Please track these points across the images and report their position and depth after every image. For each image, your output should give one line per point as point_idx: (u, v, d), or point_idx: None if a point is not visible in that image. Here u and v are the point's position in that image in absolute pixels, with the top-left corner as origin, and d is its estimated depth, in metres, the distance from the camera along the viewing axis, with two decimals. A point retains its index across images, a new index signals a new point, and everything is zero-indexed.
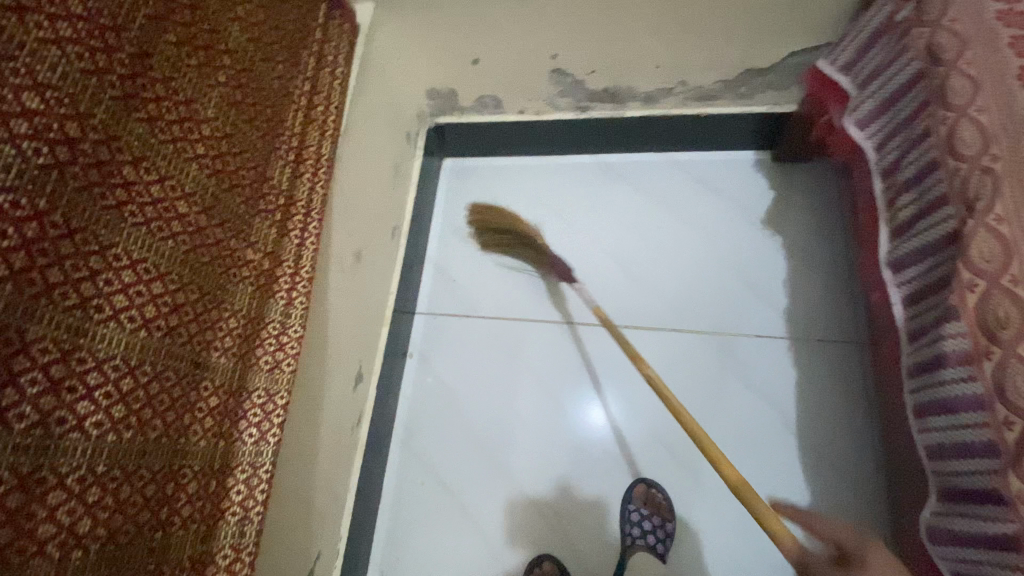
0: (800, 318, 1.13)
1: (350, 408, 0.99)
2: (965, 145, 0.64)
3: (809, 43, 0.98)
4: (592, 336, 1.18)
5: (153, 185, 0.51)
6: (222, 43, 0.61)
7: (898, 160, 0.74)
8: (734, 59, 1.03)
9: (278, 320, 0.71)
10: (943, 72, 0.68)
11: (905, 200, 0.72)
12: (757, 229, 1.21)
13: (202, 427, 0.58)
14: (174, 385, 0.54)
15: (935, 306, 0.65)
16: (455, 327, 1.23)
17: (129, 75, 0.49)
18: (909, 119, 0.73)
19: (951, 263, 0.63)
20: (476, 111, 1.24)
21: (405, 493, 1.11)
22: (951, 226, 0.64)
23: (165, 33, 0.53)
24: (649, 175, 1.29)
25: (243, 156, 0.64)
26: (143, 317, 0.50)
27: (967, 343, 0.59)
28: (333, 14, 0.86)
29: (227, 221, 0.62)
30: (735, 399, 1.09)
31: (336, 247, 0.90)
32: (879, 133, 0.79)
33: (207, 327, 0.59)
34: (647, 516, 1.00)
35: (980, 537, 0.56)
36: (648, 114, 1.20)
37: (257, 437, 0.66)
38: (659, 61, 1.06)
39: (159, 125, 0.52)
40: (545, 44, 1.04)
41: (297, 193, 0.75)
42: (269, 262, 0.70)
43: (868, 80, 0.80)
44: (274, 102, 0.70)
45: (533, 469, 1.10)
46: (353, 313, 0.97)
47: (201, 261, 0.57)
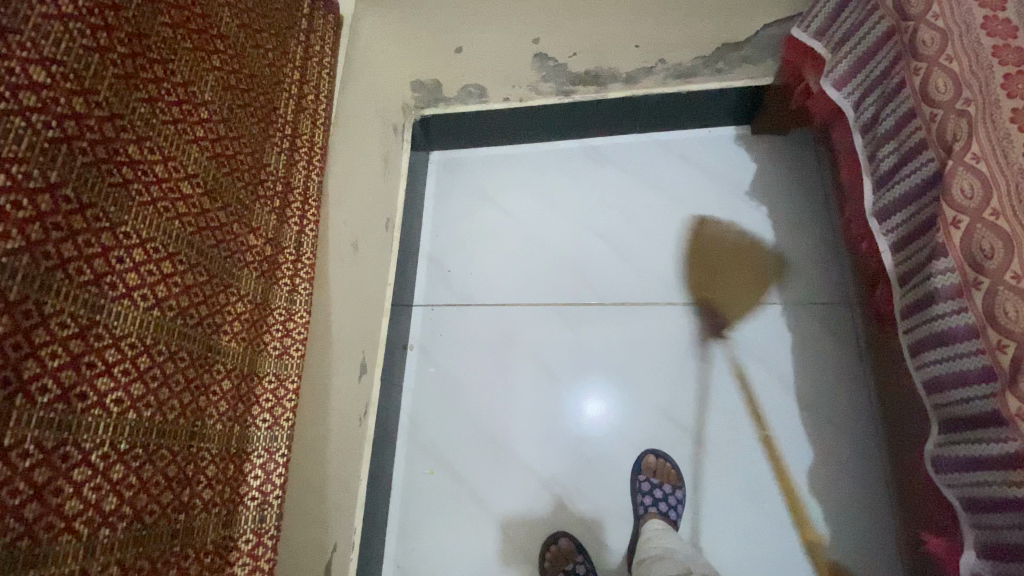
0: (790, 284, 1.16)
1: (357, 399, 0.99)
2: (939, 92, 0.67)
3: (781, 14, 1.01)
4: (590, 316, 1.19)
5: (157, 165, 0.51)
6: (215, 28, 0.61)
7: (876, 114, 0.78)
8: (710, 35, 1.06)
9: (283, 307, 0.71)
10: (913, 27, 0.71)
11: (886, 151, 0.75)
12: (742, 201, 1.24)
13: (217, 410, 0.58)
14: (189, 366, 0.54)
15: (922, 247, 0.67)
16: (454, 317, 1.23)
17: (129, 54, 0.49)
18: (885, 74, 0.76)
19: (933, 204, 0.66)
20: (461, 102, 1.25)
21: (415, 484, 1.11)
22: (931, 169, 0.67)
23: (160, 15, 0.53)
24: (634, 156, 1.31)
25: (240, 141, 0.65)
26: (155, 296, 0.50)
27: (955, 277, 0.62)
28: (318, 5, 0.87)
29: (229, 205, 0.62)
30: (733, 365, 1.12)
31: (335, 237, 0.90)
32: (856, 91, 0.82)
33: (216, 310, 0.59)
34: (657, 485, 1.02)
35: (982, 459, 0.58)
36: (630, 95, 1.22)
37: (271, 423, 0.66)
38: (637, 41, 1.08)
39: (160, 106, 0.52)
40: (526, 28, 1.06)
41: (293, 180, 0.75)
42: (271, 248, 0.70)
43: (841, 42, 0.83)
44: (265, 88, 0.71)
45: (541, 450, 1.11)
46: (355, 303, 0.97)
47: (207, 244, 0.58)
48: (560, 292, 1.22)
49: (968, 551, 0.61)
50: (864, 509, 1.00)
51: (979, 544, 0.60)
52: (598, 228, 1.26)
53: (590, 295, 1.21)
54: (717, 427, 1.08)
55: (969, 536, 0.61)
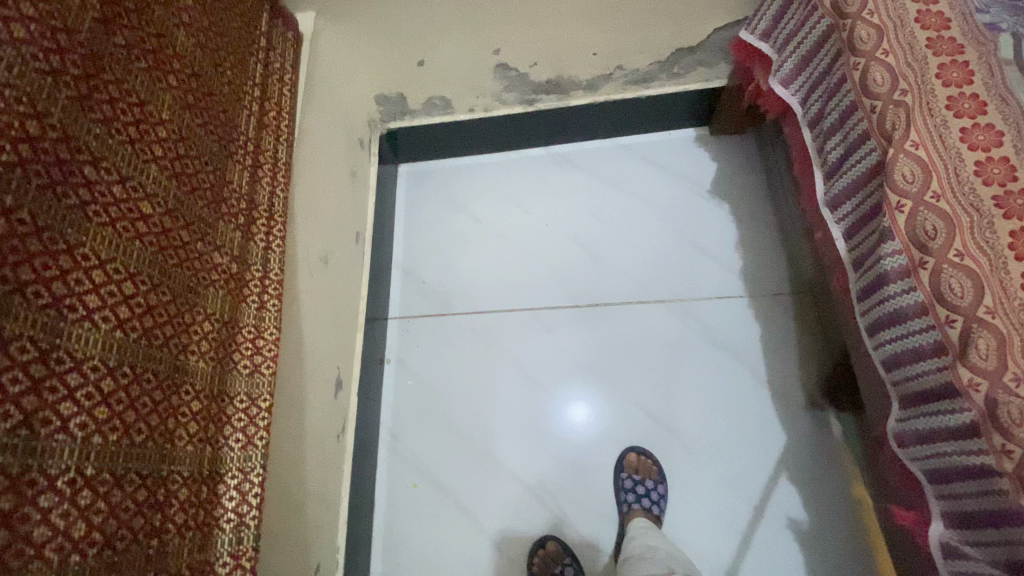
0: (756, 277, 1.19)
1: (335, 416, 0.98)
2: (877, 84, 0.71)
3: (729, 18, 1.06)
4: (565, 319, 1.21)
5: (115, 185, 0.51)
6: (170, 48, 0.61)
7: (821, 109, 0.81)
8: (665, 40, 1.10)
9: (252, 324, 0.70)
10: (850, 24, 0.75)
11: (833, 143, 0.79)
12: (706, 199, 1.28)
13: (187, 432, 0.57)
14: (156, 388, 0.53)
15: (872, 232, 0.71)
16: (430, 327, 1.23)
17: (83, 76, 0.49)
18: (827, 70, 0.80)
19: (879, 190, 0.69)
20: (427, 114, 1.27)
21: (399, 498, 1.10)
22: (874, 158, 0.71)
23: (113, 36, 0.53)
24: (599, 160, 1.34)
25: (201, 160, 0.64)
26: (117, 317, 0.49)
27: (903, 259, 0.65)
28: (276, 23, 0.88)
29: (192, 224, 0.61)
30: (704, 358, 1.14)
31: (304, 252, 0.89)
32: (802, 88, 0.86)
33: (182, 330, 0.58)
34: (639, 481, 1.03)
35: (941, 431, 0.61)
36: (592, 101, 1.25)
37: (244, 442, 0.65)
38: (595, 49, 1.11)
39: (116, 126, 0.52)
40: (486, 40, 1.07)
41: (257, 197, 0.75)
42: (237, 266, 0.69)
43: (786, 41, 0.88)
44: (225, 106, 0.71)
45: (524, 455, 1.11)
46: (329, 317, 0.97)
47: (170, 263, 0.57)
48: (534, 297, 1.24)
49: (935, 521, 0.64)
50: (839, 492, 1.02)
51: (946, 513, 0.62)
52: (568, 231, 1.28)
53: (565, 298, 1.23)
54: (692, 419, 1.10)
55: (935, 506, 0.64)
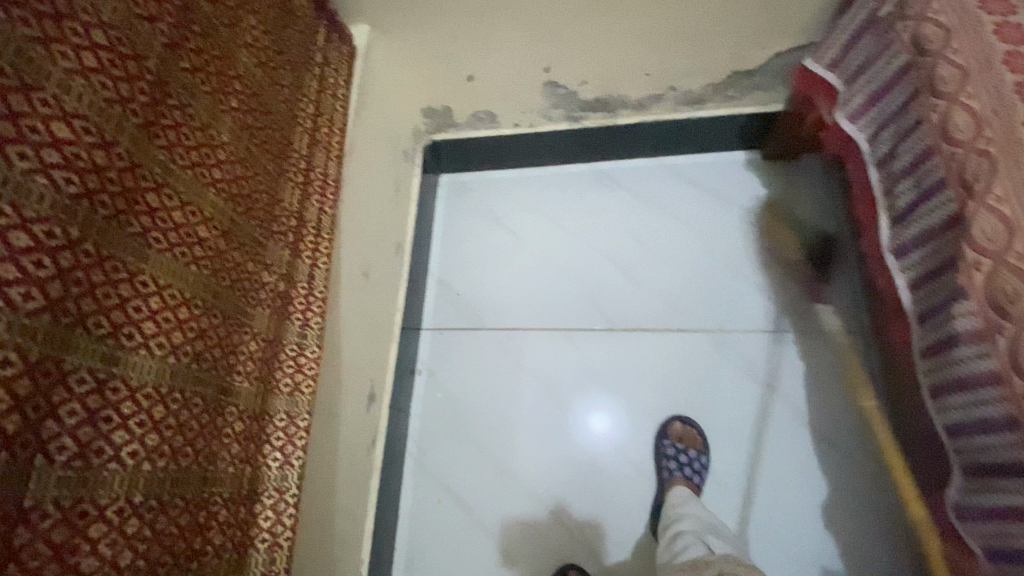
0: (802, 311, 1.15)
1: (367, 429, 0.98)
2: (958, 130, 0.66)
3: (793, 43, 1.01)
4: (599, 340, 1.19)
5: (175, 211, 0.51)
6: (232, 68, 0.61)
7: (892, 150, 0.77)
8: (722, 62, 1.06)
9: (294, 342, 0.71)
10: (931, 62, 0.71)
11: (903, 187, 0.74)
12: (753, 227, 1.24)
13: (229, 453, 0.57)
14: (203, 412, 0.53)
15: (943, 287, 0.67)
16: (462, 341, 1.23)
17: (150, 102, 0.49)
18: (901, 109, 0.75)
19: (953, 244, 0.65)
20: (471, 126, 1.25)
21: (422, 513, 1.10)
22: (951, 209, 0.66)
23: (181, 60, 0.53)
24: (641, 179, 1.31)
25: (255, 180, 0.65)
26: (170, 344, 0.49)
27: (978, 321, 0.61)
28: (332, 37, 0.87)
29: (244, 244, 0.62)
30: (742, 391, 1.11)
31: (347, 265, 0.89)
32: (871, 125, 0.81)
33: (230, 351, 0.58)
34: (682, 450, 1.05)
35: (1010, 510, 0.57)
36: (640, 120, 1.22)
37: (281, 462, 0.66)
38: (648, 69, 1.08)
39: (178, 151, 0.52)
40: (538, 57, 1.06)
41: (306, 214, 0.76)
42: (284, 284, 0.70)
43: (856, 74, 0.84)
44: (281, 124, 0.72)
45: (549, 477, 1.10)
46: (367, 329, 0.97)
47: (221, 285, 0.57)
48: (569, 317, 1.22)
49: None
50: (876, 543, 0.98)
51: None
52: (607, 251, 1.26)
53: (600, 319, 1.21)
54: (725, 455, 1.07)
55: None
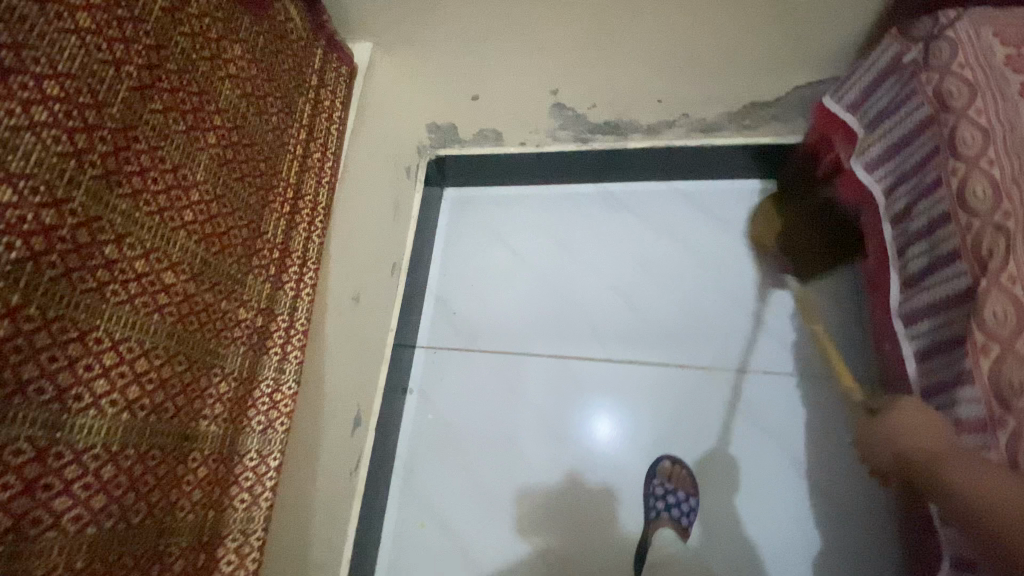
0: (807, 354, 1.11)
1: (351, 454, 0.97)
2: (977, 198, 0.62)
3: (815, 77, 0.96)
4: (595, 369, 1.17)
5: (138, 260, 0.50)
6: (213, 103, 0.60)
7: (907, 207, 0.72)
8: (738, 93, 1.01)
9: (271, 378, 0.70)
10: (953, 120, 0.67)
11: (915, 250, 0.70)
12: (765, 261, 1.19)
13: (190, 500, 0.58)
14: (161, 462, 0.54)
15: (949, 366, 0.62)
16: (457, 362, 1.21)
17: (111, 151, 0.48)
18: (919, 166, 0.71)
19: (963, 321, 0.61)
20: (476, 143, 1.23)
21: (405, 537, 1.09)
22: (962, 283, 0.62)
23: (150, 102, 0.52)
24: (651, 204, 1.27)
25: (234, 216, 0.64)
26: (125, 399, 0.49)
27: (981, 410, 0.57)
28: (330, 57, 0.85)
29: (217, 284, 0.61)
30: (739, 435, 1.07)
31: (336, 292, 0.88)
32: (889, 177, 0.76)
33: (195, 397, 0.58)
34: (671, 490, 1.02)
35: None
36: (651, 144, 1.18)
37: (248, 503, 0.66)
38: (660, 96, 1.04)
39: (144, 198, 0.51)
40: (545, 80, 1.02)
41: (291, 244, 0.75)
42: (263, 319, 0.69)
43: (877, 121, 0.79)
44: (267, 155, 0.70)
45: (534, 509, 1.08)
46: (354, 354, 0.96)
47: (188, 330, 0.57)
48: (566, 344, 1.20)
49: None
50: None
51: None
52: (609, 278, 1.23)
53: (598, 348, 1.18)
54: (716, 499, 1.04)
55: None
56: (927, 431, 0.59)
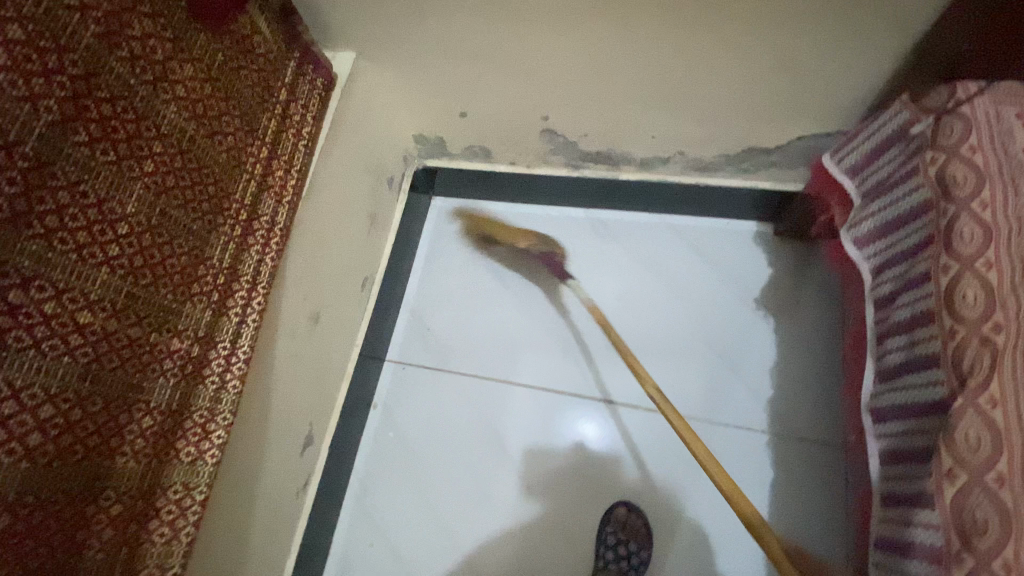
0: (783, 412, 1.07)
1: (299, 473, 0.96)
2: (967, 304, 0.57)
3: (819, 130, 0.91)
4: (563, 404, 1.14)
5: (48, 302, 0.48)
6: (154, 128, 0.57)
7: (891, 294, 0.68)
8: (737, 137, 0.96)
9: (205, 408, 0.67)
10: (953, 211, 0.61)
11: (894, 343, 0.65)
12: (751, 309, 1.14)
13: (100, 539, 0.56)
14: (65, 507, 0.51)
15: (910, 479, 0.59)
16: (425, 380, 1.19)
17: (22, 192, 0.45)
18: (910, 252, 0.66)
19: (933, 435, 0.57)
20: (466, 158, 1.19)
21: (352, 554, 1.08)
22: (937, 393, 0.57)
23: (75, 133, 0.49)
24: (640, 236, 1.22)
25: (173, 244, 0.61)
26: (25, 448, 0.47)
27: (938, 539, 0.54)
28: (305, 69, 0.81)
29: (146, 317, 0.58)
30: (700, 488, 1.04)
31: (290, 313, 0.85)
32: (877, 256, 0.72)
33: (113, 434, 0.56)
34: (623, 541, 0.99)
35: None
36: (645, 177, 1.13)
37: (169, 536, 0.64)
38: (654, 132, 0.99)
39: (60, 237, 0.48)
40: (536, 106, 0.97)
41: (240, 267, 0.72)
42: (200, 348, 0.66)
43: (873, 193, 0.74)
44: (218, 177, 0.66)
45: (485, 540, 1.06)
46: (310, 373, 0.94)
47: (106, 368, 0.54)
48: (536, 373, 1.16)
49: None
50: None
51: None
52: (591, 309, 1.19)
53: (567, 383, 1.15)
54: (667, 552, 1.01)
55: None
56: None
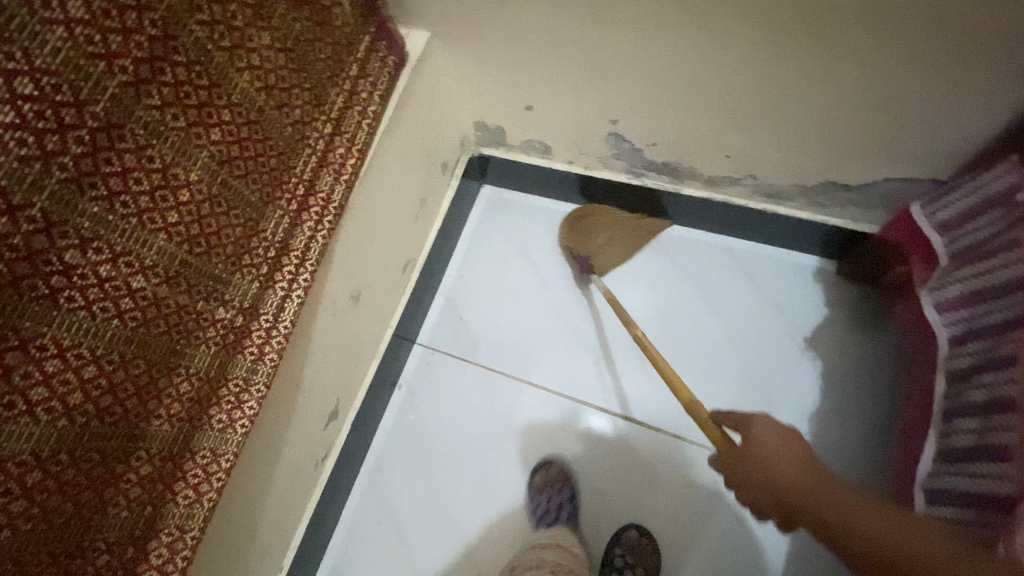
0: None
1: (320, 445, 0.97)
2: None
3: (910, 174, 0.84)
4: (588, 414, 1.11)
5: (104, 265, 0.48)
6: (224, 97, 0.56)
7: (969, 369, 0.64)
8: (818, 169, 0.90)
9: (242, 377, 0.68)
10: None
11: (966, 424, 0.62)
12: (799, 348, 1.09)
13: (127, 496, 0.57)
14: (97, 464, 0.52)
15: None
16: (452, 370, 1.18)
17: (88, 153, 0.44)
18: (1001, 332, 0.61)
19: (991, 531, 0.53)
20: (523, 152, 1.15)
21: (360, 529, 1.09)
22: (1004, 488, 0.54)
23: (147, 97, 0.48)
24: (693, 254, 1.17)
25: (231, 215, 0.60)
26: (65, 406, 0.47)
27: None
28: (378, 46, 0.79)
29: (197, 286, 0.58)
30: (717, 523, 1.02)
31: (332, 290, 0.84)
32: (961, 325, 0.68)
33: (150, 397, 0.56)
34: (631, 565, 0.98)
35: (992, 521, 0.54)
36: (709, 196, 1.07)
37: (191, 498, 0.64)
38: (728, 151, 0.94)
39: (123, 200, 0.48)
40: (605, 109, 0.94)
41: (292, 242, 0.71)
42: (243, 319, 0.66)
43: (964, 256, 0.69)
44: (280, 150, 0.65)
45: (492, 538, 1.06)
46: (343, 350, 0.93)
47: (152, 333, 0.54)
48: (565, 379, 1.14)
49: None
50: None
51: None
52: (616, 320, 1.16)
53: (595, 395, 1.12)
54: None
55: None
56: (795, 456, 0.63)
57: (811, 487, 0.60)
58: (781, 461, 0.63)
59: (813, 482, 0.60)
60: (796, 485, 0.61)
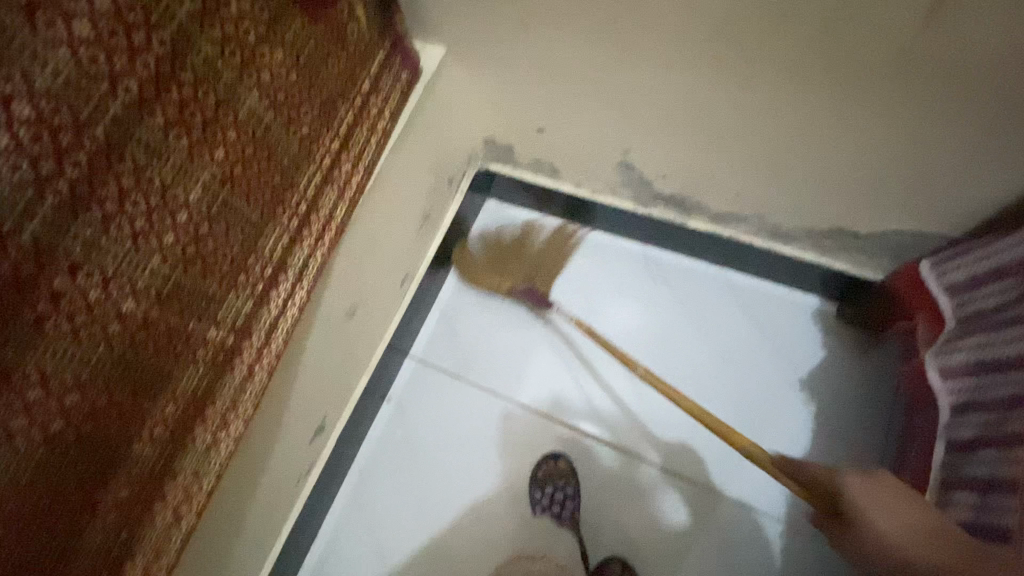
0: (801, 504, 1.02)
1: (304, 458, 0.94)
2: None
3: (920, 229, 0.83)
4: (578, 441, 1.10)
5: (94, 289, 0.46)
6: (230, 115, 0.54)
7: (971, 440, 0.66)
8: (828, 215, 0.89)
9: (229, 396, 0.66)
10: None
11: (963, 495, 0.65)
12: (793, 389, 1.08)
13: (104, 520, 0.55)
14: (75, 490, 0.50)
15: None
16: (443, 386, 1.16)
17: (86, 176, 0.42)
18: (1004, 408, 0.63)
19: None
20: (531, 172, 1.13)
21: (340, 542, 1.08)
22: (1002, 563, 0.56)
23: (151, 116, 0.46)
24: (694, 285, 1.16)
25: (229, 234, 0.58)
26: (45, 434, 0.45)
27: None
28: (393, 61, 0.76)
29: (188, 307, 0.56)
30: (699, 560, 1.02)
31: (328, 306, 0.82)
32: (963, 393, 0.69)
33: (134, 420, 0.54)
34: None
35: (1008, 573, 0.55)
36: (715, 231, 1.06)
37: (170, 519, 0.62)
38: (739, 190, 0.93)
39: (118, 223, 0.46)
40: (618, 138, 0.92)
41: (290, 260, 0.69)
42: (234, 338, 0.64)
43: (971, 324, 0.69)
44: (284, 167, 0.63)
45: (473, 560, 1.05)
46: (335, 365, 0.91)
47: (140, 356, 0.52)
48: (557, 403, 1.13)
49: None
50: None
51: None
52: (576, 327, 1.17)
53: (587, 421, 1.11)
54: None
55: None
56: (908, 517, 0.61)
57: (935, 555, 0.58)
58: (892, 531, 0.60)
59: (936, 550, 0.58)
60: (919, 554, 0.59)
